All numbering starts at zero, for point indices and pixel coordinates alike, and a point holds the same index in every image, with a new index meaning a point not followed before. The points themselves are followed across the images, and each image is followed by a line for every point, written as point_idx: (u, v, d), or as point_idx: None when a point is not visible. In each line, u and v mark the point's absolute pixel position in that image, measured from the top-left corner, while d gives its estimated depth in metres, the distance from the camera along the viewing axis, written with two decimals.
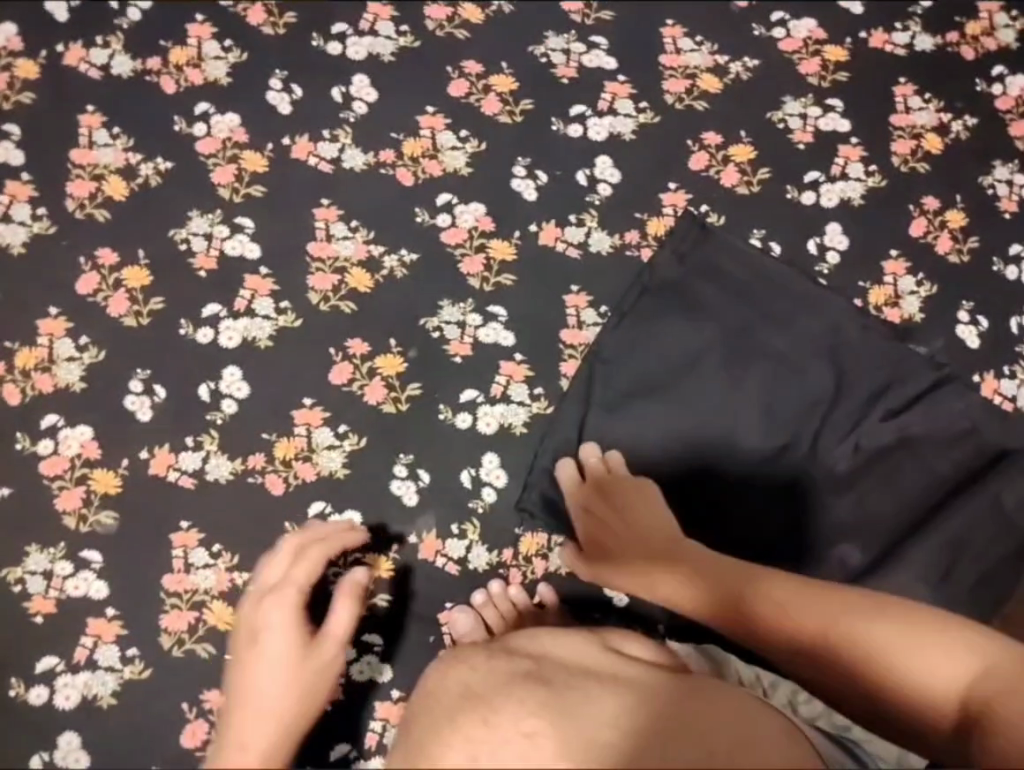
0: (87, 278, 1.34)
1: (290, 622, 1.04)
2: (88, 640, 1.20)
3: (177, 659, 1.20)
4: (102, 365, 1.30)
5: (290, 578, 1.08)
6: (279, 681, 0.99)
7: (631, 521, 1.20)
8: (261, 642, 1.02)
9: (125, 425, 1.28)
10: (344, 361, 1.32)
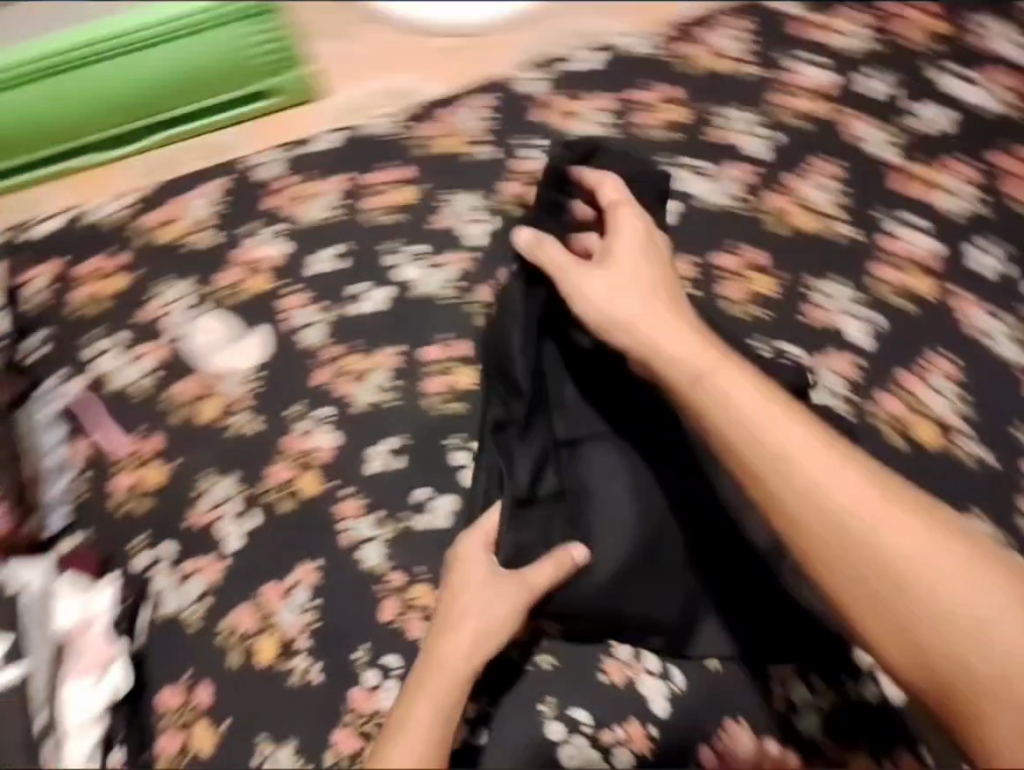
0: (571, 102, 1.11)
1: (473, 644, 0.82)
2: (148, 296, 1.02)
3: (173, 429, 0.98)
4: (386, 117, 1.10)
5: (491, 620, 0.83)
6: (457, 650, 0.81)
7: (721, 368, 0.81)
8: (450, 665, 0.80)
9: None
10: (743, 284, 1.03)
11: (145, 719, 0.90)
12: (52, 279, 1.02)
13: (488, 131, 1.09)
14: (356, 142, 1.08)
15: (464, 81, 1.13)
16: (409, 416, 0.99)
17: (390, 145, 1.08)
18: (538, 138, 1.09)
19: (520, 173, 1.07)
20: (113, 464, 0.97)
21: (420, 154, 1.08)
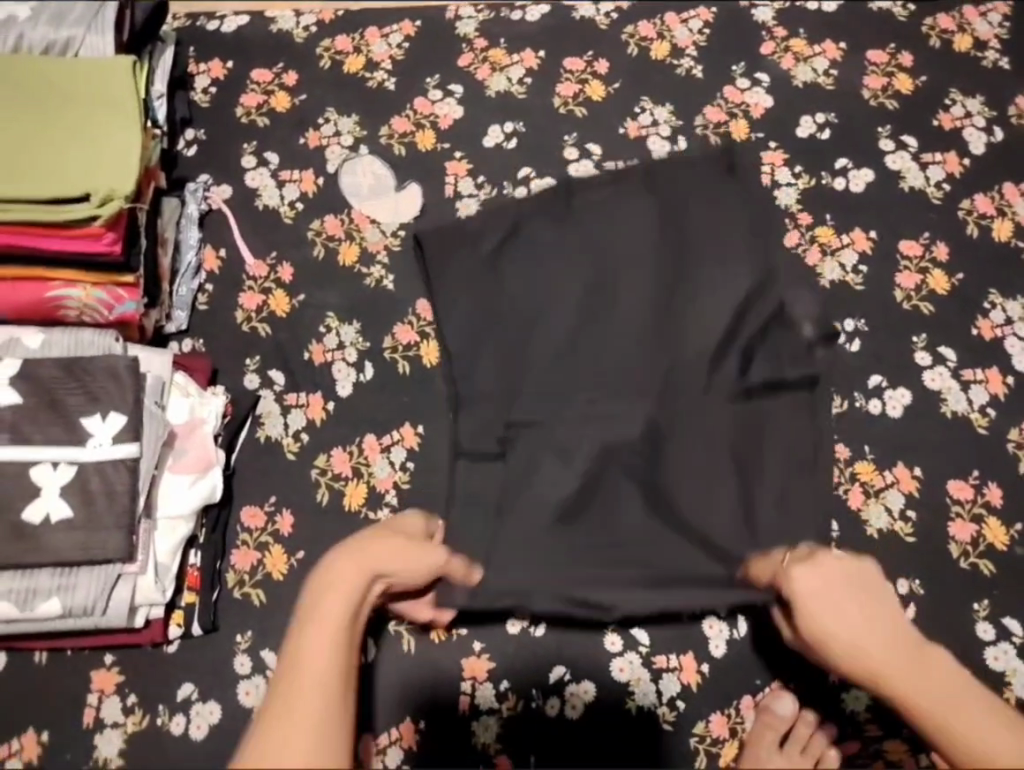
0: (772, 59, 1.13)
1: (378, 566, 0.79)
2: (326, 130, 1.08)
3: (317, 260, 1.03)
4: (592, 27, 1.13)
5: (381, 556, 0.80)
6: (382, 563, 0.80)
7: (825, 600, 0.80)
8: (359, 581, 0.77)
9: (780, 123, 1.10)
10: (912, 273, 1.04)
11: (228, 528, 0.92)
12: (215, 84, 1.10)
13: (695, 46, 1.13)
14: (553, 47, 1.12)
15: (676, 11, 1.15)
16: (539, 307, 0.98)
17: (598, 37, 1.13)
18: (733, 86, 1.12)
19: (731, 103, 1.11)
20: (244, 281, 1.02)
21: (610, 76, 1.11)
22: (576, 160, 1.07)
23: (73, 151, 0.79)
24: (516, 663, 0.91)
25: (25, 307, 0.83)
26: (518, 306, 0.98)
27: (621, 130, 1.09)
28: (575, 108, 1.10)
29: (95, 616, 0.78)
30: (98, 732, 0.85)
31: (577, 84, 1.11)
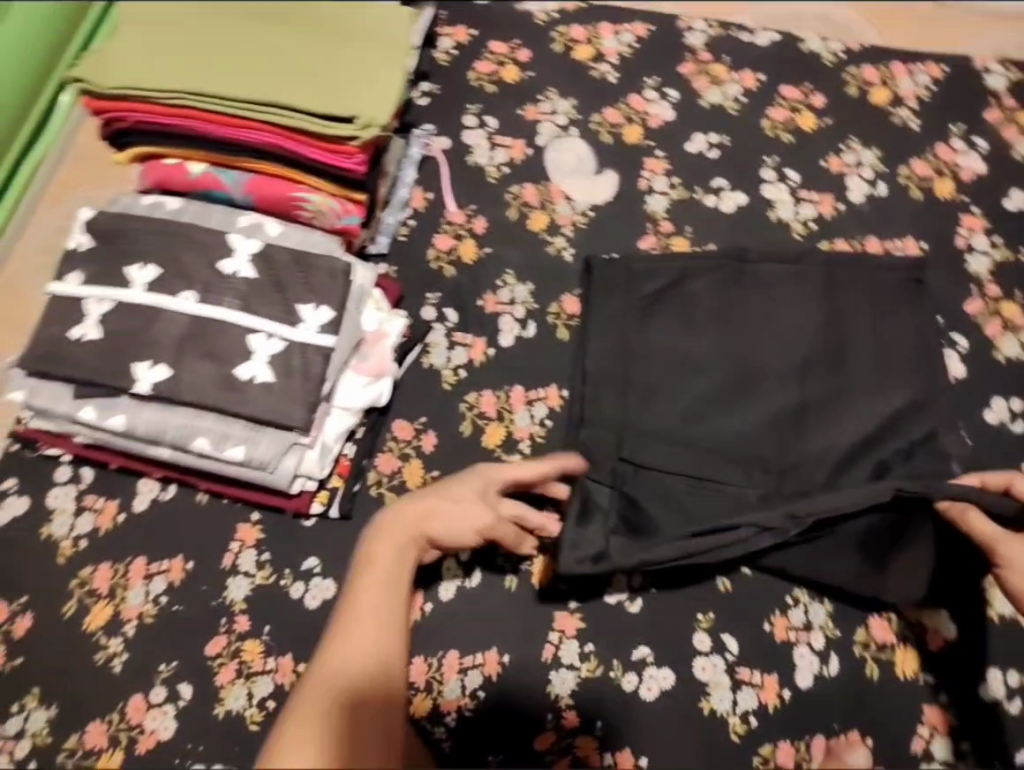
0: (995, 127, 1.12)
1: (436, 509, 0.83)
2: (546, 107, 1.16)
3: (510, 220, 1.11)
4: (817, 61, 1.16)
5: (442, 502, 0.84)
6: (439, 513, 0.83)
7: None
8: (413, 530, 0.82)
9: (988, 191, 1.09)
10: None
11: (379, 433, 1.01)
12: (457, 47, 1.21)
13: (918, 99, 1.14)
14: (774, 72, 1.16)
15: (905, 63, 1.16)
16: (706, 310, 1.02)
17: (821, 72, 1.16)
18: (948, 145, 1.12)
19: (941, 161, 1.11)
20: (442, 224, 1.12)
21: (824, 110, 1.14)
22: (771, 182, 1.11)
23: (352, 77, 0.91)
24: (605, 632, 0.95)
25: (270, 200, 0.95)
26: (685, 304, 1.02)
27: (823, 163, 1.11)
28: (783, 133, 1.13)
29: (265, 472, 0.89)
30: (231, 576, 0.97)
31: (790, 112, 1.14)
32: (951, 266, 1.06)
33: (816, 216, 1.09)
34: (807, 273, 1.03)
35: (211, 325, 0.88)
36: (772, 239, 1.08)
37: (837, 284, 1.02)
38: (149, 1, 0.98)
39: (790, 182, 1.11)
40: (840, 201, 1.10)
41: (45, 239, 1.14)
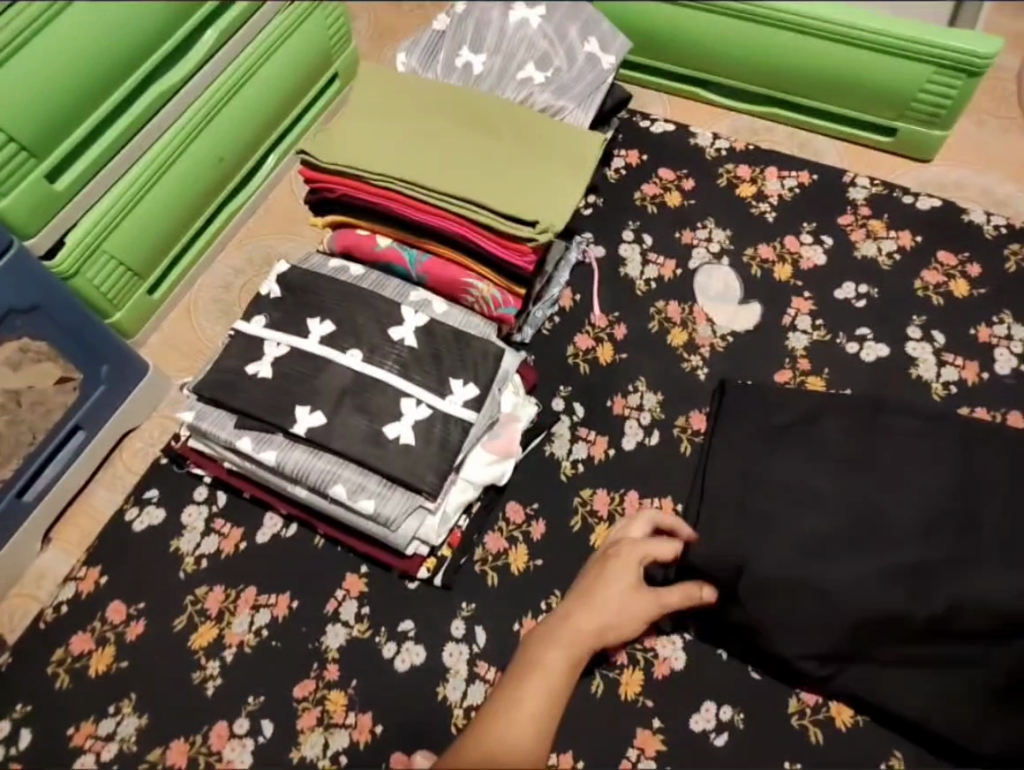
0: None
1: (601, 613, 0.87)
2: (701, 235, 1.23)
3: (651, 333, 1.17)
4: (977, 233, 1.19)
5: (604, 606, 0.88)
6: (599, 618, 0.87)
7: None
8: (578, 635, 0.85)
9: None
10: None
11: (493, 511, 1.05)
12: (627, 168, 1.30)
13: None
14: (931, 236, 1.19)
15: None
16: (837, 451, 1.02)
17: (979, 243, 1.18)
18: None
19: None
20: (585, 325, 1.18)
21: (978, 279, 1.15)
22: (916, 340, 1.12)
23: (540, 188, 1.00)
24: (684, 759, 0.93)
25: (442, 281, 1.04)
26: (816, 441, 1.03)
27: (971, 331, 1.12)
28: (933, 295, 1.15)
29: (388, 529, 0.93)
30: (331, 623, 1.01)
31: (943, 275, 1.16)
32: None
33: (957, 380, 1.09)
34: (945, 434, 1.02)
35: (370, 383, 0.95)
36: (910, 394, 1.09)
37: (976, 451, 1.01)
38: (373, 88, 1.10)
39: (935, 343, 1.12)
40: (984, 370, 1.10)
41: (230, 281, 1.28)
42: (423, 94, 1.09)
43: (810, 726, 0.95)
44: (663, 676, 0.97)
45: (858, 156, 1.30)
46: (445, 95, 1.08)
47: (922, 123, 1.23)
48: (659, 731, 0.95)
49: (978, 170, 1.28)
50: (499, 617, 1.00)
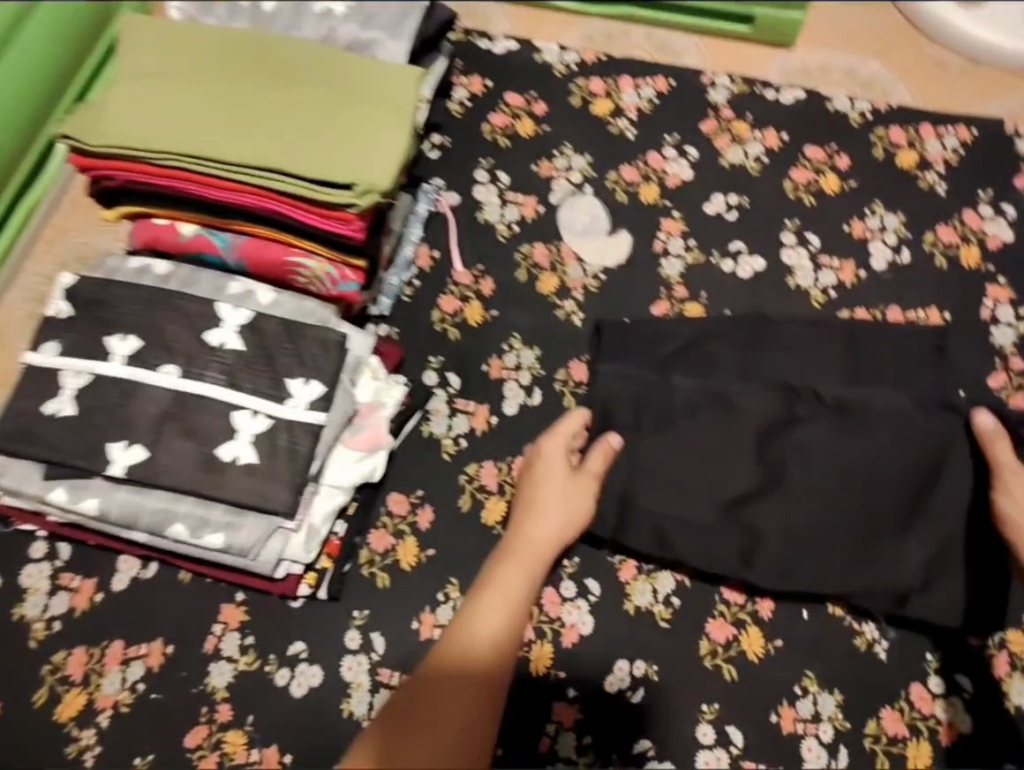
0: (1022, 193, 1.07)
1: (546, 511, 0.88)
2: (559, 163, 1.12)
3: (517, 282, 1.07)
4: (842, 120, 1.12)
5: (545, 505, 0.88)
6: (546, 519, 0.88)
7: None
8: (525, 538, 0.87)
9: (1014, 261, 1.04)
10: None
11: (373, 508, 0.96)
12: (471, 98, 1.16)
13: (945, 163, 1.09)
14: (797, 130, 1.11)
15: (932, 123, 1.11)
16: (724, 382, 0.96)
17: (846, 132, 1.11)
18: (972, 212, 1.07)
19: (967, 228, 1.06)
20: (448, 284, 1.07)
21: (846, 170, 1.09)
22: (791, 247, 1.06)
23: (358, 144, 0.86)
24: (602, 724, 0.87)
25: (264, 262, 0.92)
26: (700, 374, 0.97)
27: (844, 227, 1.06)
28: (804, 194, 1.08)
29: (246, 558, 0.84)
30: (214, 661, 0.92)
31: (812, 172, 1.09)
32: (974, 340, 1.01)
33: (836, 284, 1.04)
34: (829, 344, 0.97)
35: (192, 403, 0.84)
36: (790, 307, 1.03)
37: (860, 357, 0.97)
38: (144, 48, 0.92)
39: (810, 248, 1.06)
40: (861, 267, 1.05)
41: (35, 293, 1.10)
42: (206, 50, 0.92)
43: (728, 662, 0.89)
44: (572, 644, 0.90)
45: (716, 50, 1.19)
46: (230, 45, 0.92)
47: (777, 6, 1.13)
48: (573, 699, 0.88)
49: (838, 51, 1.20)
50: (396, 619, 0.93)
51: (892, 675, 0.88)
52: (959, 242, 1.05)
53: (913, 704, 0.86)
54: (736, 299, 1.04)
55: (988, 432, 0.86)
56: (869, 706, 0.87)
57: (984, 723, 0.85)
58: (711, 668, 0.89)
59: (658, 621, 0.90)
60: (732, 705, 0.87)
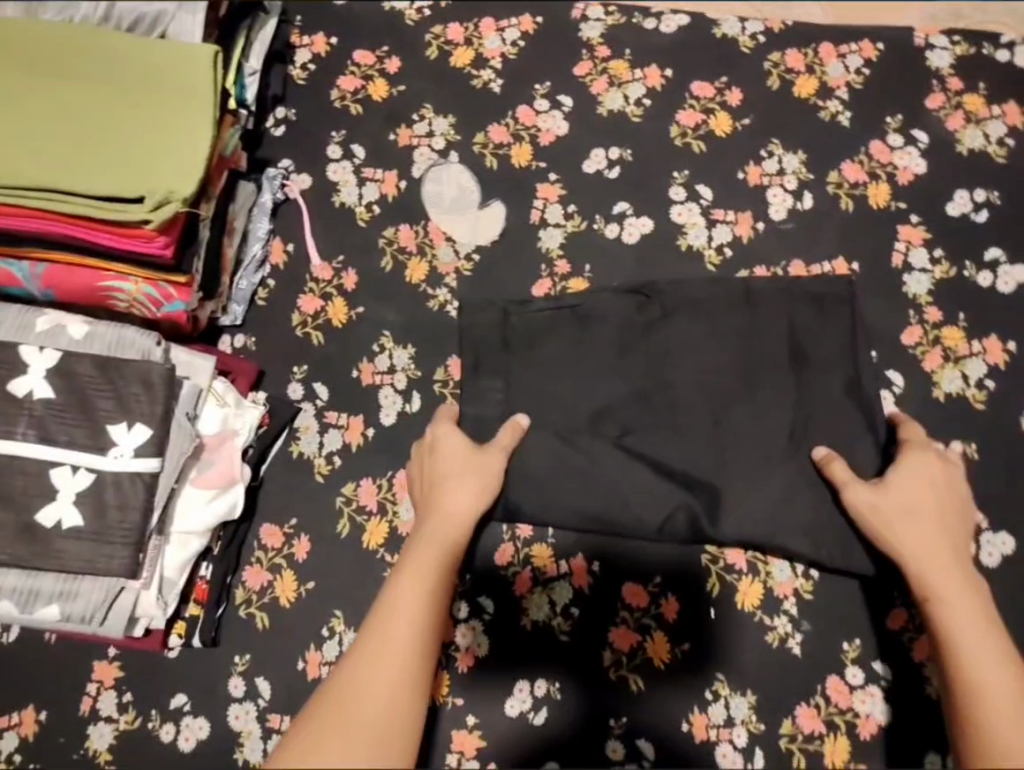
0: (933, 115, 0.96)
1: (463, 473, 0.81)
2: (420, 127, 0.99)
3: (382, 271, 0.95)
4: (733, 49, 0.99)
5: (461, 459, 0.82)
6: (467, 479, 0.81)
7: (919, 507, 0.77)
8: (444, 501, 0.79)
9: (927, 193, 0.94)
10: None
11: (244, 543, 0.89)
12: (315, 60, 1.02)
13: (848, 87, 0.97)
14: (682, 65, 0.99)
15: (833, 41, 0.99)
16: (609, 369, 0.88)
17: (737, 62, 0.98)
18: (879, 142, 0.96)
19: (875, 161, 0.95)
20: (306, 282, 0.95)
21: (738, 107, 0.97)
22: (681, 202, 0.95)
23: (150, 150, 0.75)
24: (507, 748, 0.84)
25: (74, 290, 0.80)
26: (584, 362, 0.88)
27: (740, 175, 0.95)
28: (693, 140, 0.97)
29: (92, 624, 0.76)
30: (92, 723, 0.86)
31: (701, 114, 0.97)
32: (886, 289, 0.91)
33: (732, 240, 0.94)
34: (724, 312, 0.88)
35: (6, 468, 0.75)
36: (684, 272, 0.93)
37: (758, 323, 0.87)
38: None
39: (702, 201, 0.95)
40: (759, 218, 0.94)
41: None
42: None
43: (632, 674, 0.84)
44: (468, 668, 0.86)
45: None
46: None
47: None
48: (474, 726, 0.84)
49: None
50: (280, 661, 0.86)
51: (805, 669, 0.83)
52: (866, 178, 0.95)
53: (830, 700, 0.82)
54: (624, 268, 0.94)
55: (822, 456, 0.82)
56: (782, 704, 0.83)
57: (901, 708, 0.82)
58: (615, 680, 0.84)
59: (558, 637, 0.86)
60: (639, 718, 0.83)
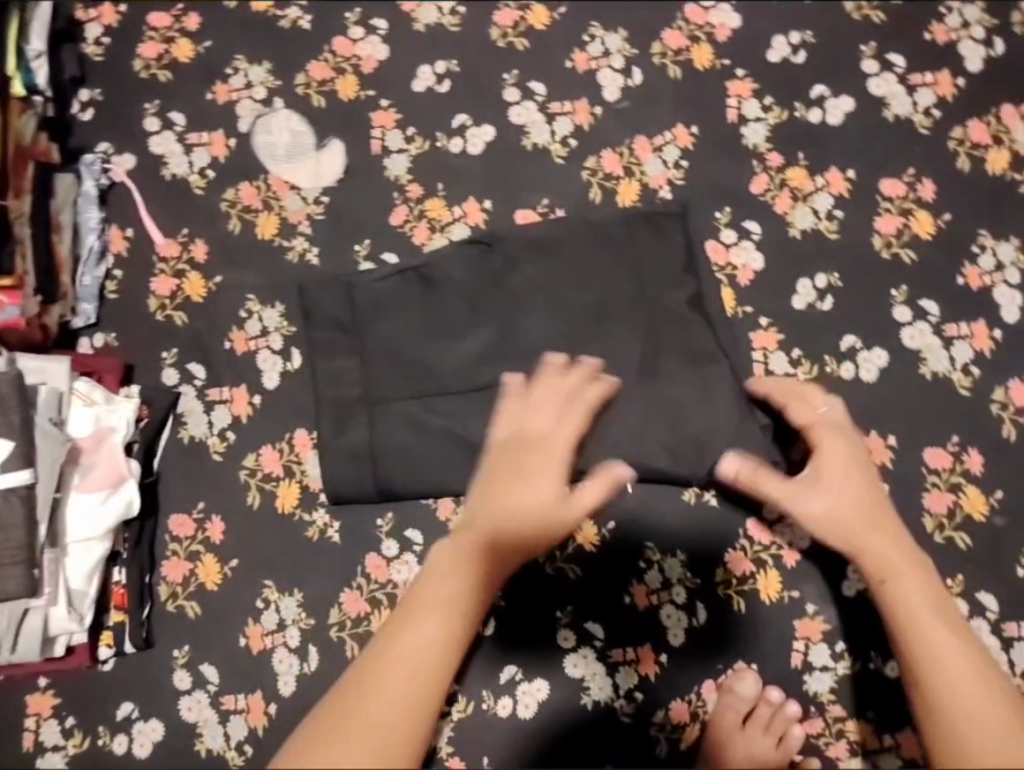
0: None
1: (525, 500, 0.61)
2: (237, 80, 0.95)
3: (231, 235, 0.92)
4: None
5: (531, 491, 0.61)
6: (526, 497, 0.61)
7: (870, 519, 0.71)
8: (493, 525, 0.60)
9: (747, 46, 0.96)
10: (893, 216, 0.92)
11: (155, 540, 0.86)
12: (109, 33, 0.96)
13: None
14: None
15: None
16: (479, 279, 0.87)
17: None
18: (693, 4, 0.97)
19: (693, 25, 0.96)
20: (155, 264, 0.91)
21: None
22: (517, 102, 0.94)
23: None
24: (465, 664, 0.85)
25: None
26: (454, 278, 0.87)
27: (568, 64, 0.95)
28: (516, 38, 0.96)
29: (3, 653, 0.74)
30: (40, 756, 0.82)
31: (517, 11, 0.96)
32: (726, 147, 0.94)
33: (574, 128, 0.94)
34: None
35: None
36: (534, 170, 0.93)
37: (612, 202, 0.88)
38: None
39: (537, 97, 0.95)
40: (595, 103, 0.95)
41: None
42: None
43: (568, 564, 0.86)
44: None
45: None
46: None
47: None
48: None
49: None
50: (221, 644, 0.85)
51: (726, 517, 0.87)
52: (687, 42, 0.96)
53: (753, 540, 0.86)
54: (475, 179, 0.93)
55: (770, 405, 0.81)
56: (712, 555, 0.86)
57: None
58: (554, 574, 0.86)
59: None
60: (583, 603, 0.86)
